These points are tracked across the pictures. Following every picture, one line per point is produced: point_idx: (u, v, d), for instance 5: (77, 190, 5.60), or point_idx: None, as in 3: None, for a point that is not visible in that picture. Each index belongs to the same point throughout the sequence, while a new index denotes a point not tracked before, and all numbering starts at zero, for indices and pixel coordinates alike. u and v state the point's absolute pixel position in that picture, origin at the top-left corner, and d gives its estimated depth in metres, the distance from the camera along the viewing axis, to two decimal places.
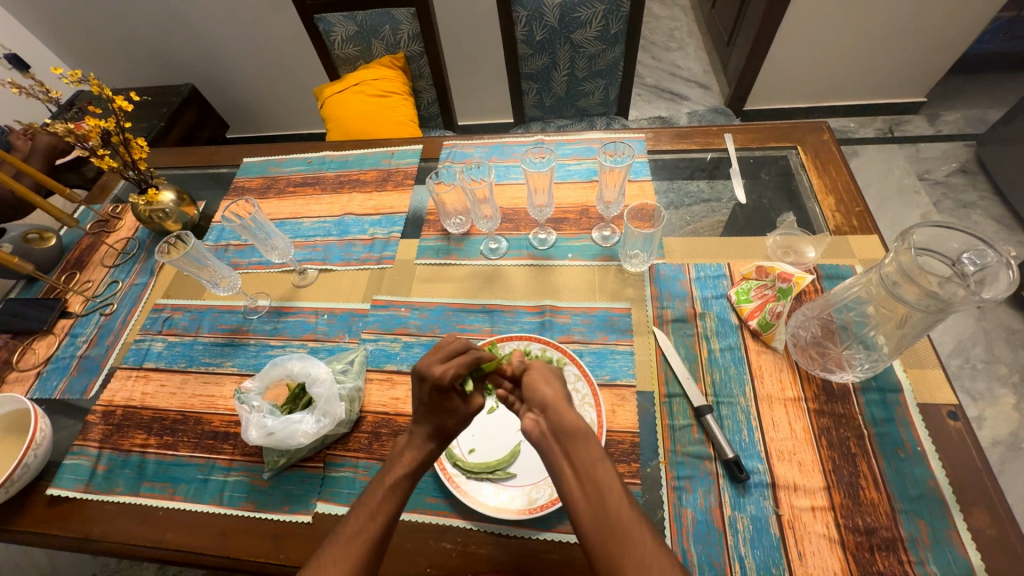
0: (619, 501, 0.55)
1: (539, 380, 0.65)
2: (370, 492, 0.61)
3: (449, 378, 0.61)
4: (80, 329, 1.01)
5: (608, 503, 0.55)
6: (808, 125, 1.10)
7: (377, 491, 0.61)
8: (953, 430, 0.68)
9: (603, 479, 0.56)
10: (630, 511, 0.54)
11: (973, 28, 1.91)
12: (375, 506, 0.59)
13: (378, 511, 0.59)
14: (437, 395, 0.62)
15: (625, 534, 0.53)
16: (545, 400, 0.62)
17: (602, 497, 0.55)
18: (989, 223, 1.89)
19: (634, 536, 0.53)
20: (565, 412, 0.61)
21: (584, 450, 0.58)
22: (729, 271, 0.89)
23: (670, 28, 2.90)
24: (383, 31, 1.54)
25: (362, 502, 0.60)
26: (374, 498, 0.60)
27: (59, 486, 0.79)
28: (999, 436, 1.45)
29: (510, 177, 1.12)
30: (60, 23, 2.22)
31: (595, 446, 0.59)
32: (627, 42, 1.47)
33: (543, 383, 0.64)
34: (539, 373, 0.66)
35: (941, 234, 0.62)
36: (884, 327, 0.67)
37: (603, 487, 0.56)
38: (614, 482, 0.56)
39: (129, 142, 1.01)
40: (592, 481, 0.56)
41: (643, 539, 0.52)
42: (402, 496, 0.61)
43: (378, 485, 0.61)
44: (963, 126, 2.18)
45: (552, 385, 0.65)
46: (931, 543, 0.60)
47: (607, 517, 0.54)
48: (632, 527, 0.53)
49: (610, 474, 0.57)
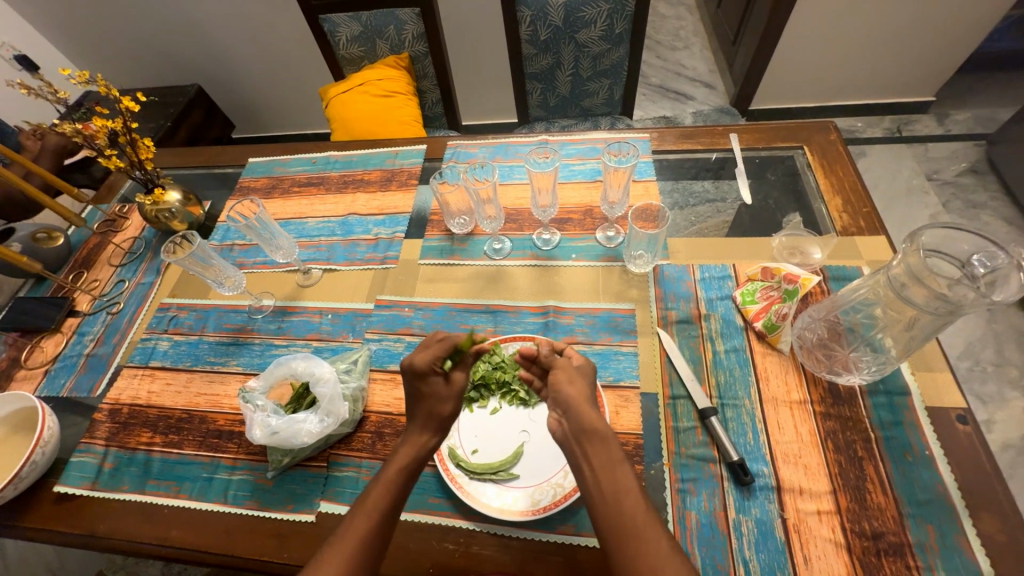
0: (634, 503, 0.54)
1: (564, 380, 0.65)
2: (370, 491, 0.60)
3: (427, 362, 0.65)
4: (87, 328, 1.02)
5: (623, 504, 0.54)
6: (815, 125, 1.09)
7: (379, 491, 0.60)
8: (962, 434, 0.67)
9: (621, 481, 0.56)
10: (645, 513, 0.54)
11: (984, 26, 1.89)
12: (380, 506, 0.59)
13: (381, 511, 0.59)
14: (419, 380, 0.66)
15: (640, 535, 0.52)
16: (568, 399, 0.63)
17: (618, 498, 0.55)
18: (999, 224, 1.87)
19: (649, 537, 0.52)
20: (584, 412, 0.61)
21: (604, 451, 0.58)
22: (734, 272, 0.88)
23: (675, 27, 2.88)
24: (387, 31, 1.54)
25: (363, 502, 0.59)
26: (376, 497, 0.60)
27: (66, 483, 0.80)
28: (1010, 440, 1.43)
29: (514, 177, 1.12)
30: (68, 24, 2.24)
31: (615, 447, 0.59)
32: (632, 41, 1.46)
33: (567, 383, 0.65)
34: (565, 373, 0.66)
35: (951, 235, 0.61)
36: (892, 329, 0.66)
37: (619, 488, 0.55)
38: (631, 483, 0.56)
39: (135, 142, 1.02)
40: (608, 482, 0.56)
41: (659, 539, 0.52)
42: (400, 493, 0.61)
43: (380, 483, 0.61)
44: (973, 125, 2.15)
45: (576, 386, 0.65)
46: (940, 548, 0.59)
47: (623, 518, 0.54)
48: (649, 528, 0.52)
49: (628, 476, 0.56)
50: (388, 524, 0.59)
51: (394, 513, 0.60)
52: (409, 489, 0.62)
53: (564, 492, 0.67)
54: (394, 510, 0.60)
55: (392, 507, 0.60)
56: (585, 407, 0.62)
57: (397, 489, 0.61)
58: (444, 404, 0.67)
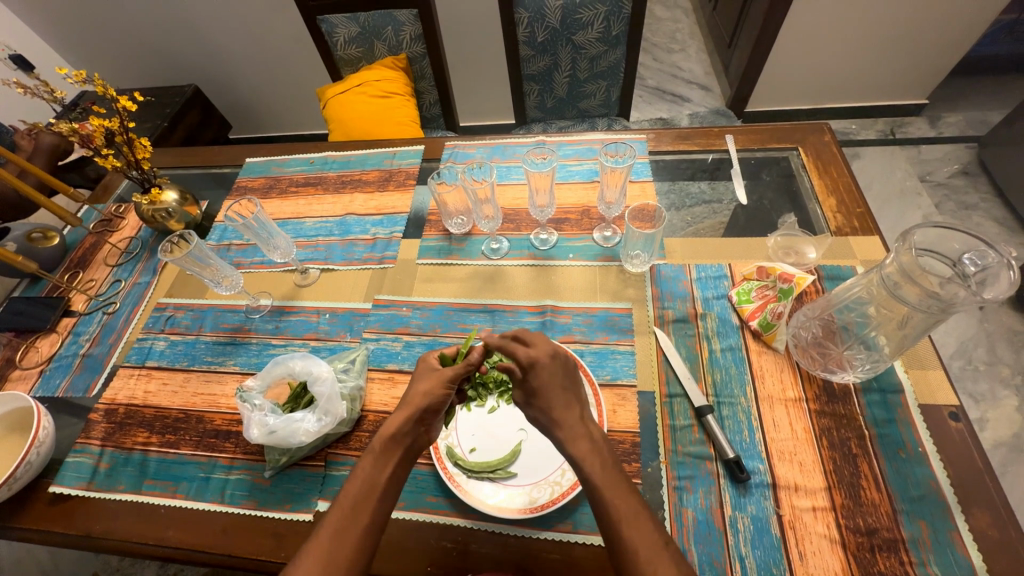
0: (614, 510, 0.54)
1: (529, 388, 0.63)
2: (345, 485, 0.59)
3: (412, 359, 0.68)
4: (82, 328, 1.02)
5: (604, 512, 0.55)
6: (808, 126, 1.10)
7: (355, 484, 0.59)
8: (954, 431, 0.68)
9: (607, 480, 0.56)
10: (627, 518, 0.54)
11: (976, 30, 1.91)
12: (358, 498, 0.58)
13: (362, 503, 0.57)
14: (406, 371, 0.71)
15: (622, 543, 0.53)
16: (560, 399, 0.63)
17: (597, 505, 0.55)
18: (991, 225, 1.88)
19: (628, 545, 0.52)
20: (561, 421, 0.61)
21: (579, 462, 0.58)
22: (729, 272, 0.89)
23: (671, 30, 2.90)
24: (385, 33, 1.55)
25: (341, 496, 0.58)
26: (354, 489, 0.58)
27: (62, 484, 0.80)
28: (1001, 439, 1.44)
29: (511, 178, 1.13)
30: (64, 23, 2.23)
31: (589, 454, 0.58)
32: (629, 44, 1.47)
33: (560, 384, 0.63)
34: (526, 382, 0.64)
35: (942, 234, 0.62)
36: (885, 328, 0.67)
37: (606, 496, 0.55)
38: (608, 488, 0.56)
39: (132, 142, 1.01)
40: (590, 492, 0.56)
41: (642, 542, 0.52)
42: (380, 479, 0.60)
43: (356, 475, 0.60)
44: (965, 127, 2.17)
45: (548, 392, 0.62)
46: (932, 544, 0.60)
47: (607, 529, 0.54)
48: (630, 533, 0.53)
49: (602, 480, 0.56)
50: (374, 517, 0.57)
51: (378, 504, 0.58)
52: (389, 474, 0.60)
53: (562, 490, 0.67)
54: (376, 502, 0.58)
55: (374, 498, 0.58)
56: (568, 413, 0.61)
57: (373, 478, 0.59)
58: (423, 385, 0.67)
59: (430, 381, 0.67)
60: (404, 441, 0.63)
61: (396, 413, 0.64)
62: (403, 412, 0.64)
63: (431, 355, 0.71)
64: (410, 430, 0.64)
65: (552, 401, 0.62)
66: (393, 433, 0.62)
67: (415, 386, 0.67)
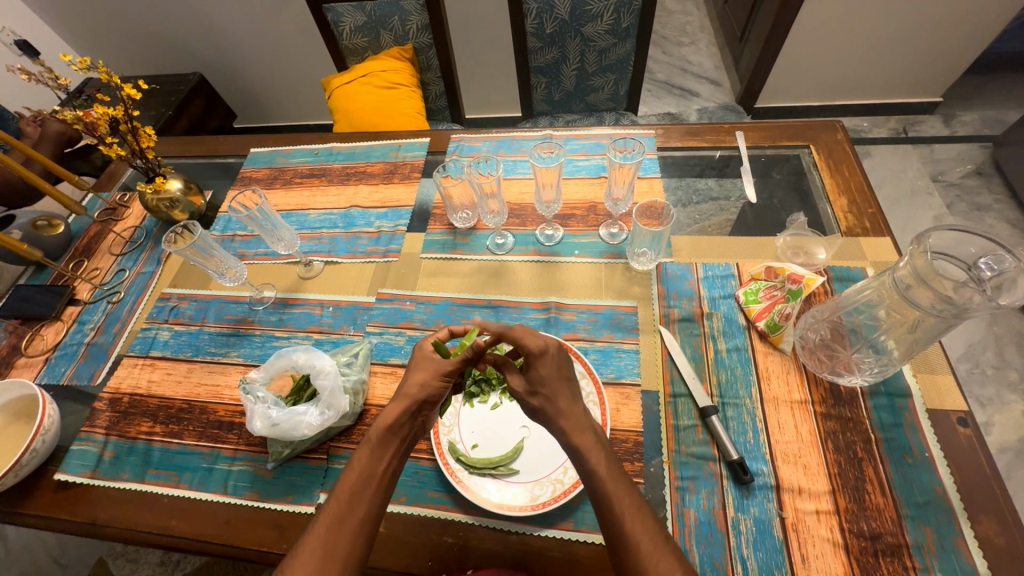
0: (613, 506, 0.53)
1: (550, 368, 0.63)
2: (344, 475, 0.58)
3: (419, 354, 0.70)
4: (87, 316, 1.02)
5: (605, 506, 0.54)
6: (821, 124, 1.09)
7: (353, 474, 0.58)
8: (963, 437, 0.67)
9: (600, 481, 0.55)
10: (626, 510, 0.53)
11: (994, 27, 1.87)
12: (357, 489, 0.57)
13: (360, 494, 0.57)
14: None
15: (622, 537, 0.52)
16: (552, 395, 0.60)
17: (598, 501, 0.54)
18: (1003, 226, 1.86)
19: (629, 536, 0.52)
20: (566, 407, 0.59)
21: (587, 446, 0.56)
22: (737, 271, 0.88)
23: (682, 22, 2.86)
24: (392, 22, 1.53)
25: (338, 486, 0.58)
26: (350, 482, 0.58)
27: (67, 471, 0.80)
28: (1007, 443, 1.43)
29: (517, 172, 1.12)
30: (72, 10, 2.23)
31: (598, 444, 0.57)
32: (639, 36, 1.45)
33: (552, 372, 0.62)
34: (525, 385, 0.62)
35: (959, 238, 0.61)
36: (895, 331, 0.66)
37: (600, 492, 0.54)
38: (609, 481, 0.55)
39: (137, 130, 0.99)
40: (591, 487, 0.55)
41: (640, 540, 0.51)
42: (381, 471, 0.59)
43: (354, 465, 0.59)
44: (980, 126, 2.14)
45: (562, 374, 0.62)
46: (937, 550, 0.59)
47: (605, 524, 0.54)
48: (626, 531, 0.52)
49: (606, 474, 0.55)
50: (372, 506, 0.57)
51: (375, 495, 0.58)
52: (385, 467, 0.60)
53: (563, 489, 0.67)
54: (375, 492, 0.58)
55: (372, 488, 0.58)
56: (570, 406, 0.60)
57: (371, 470, 0.59)
58: (418, 373, 0.67)
59: (425, 370, 0.67)
60: (401, 432, 0.63)
61: (392, 404, 0.64)
62: (399, 403, 0.64)
63: (429, 342, 0.70)
64: (405, 421, 0.63)
65: (554, 391, 0.61)
66: (389, 423, 0.62)
67: (410, 376, 0.67)
